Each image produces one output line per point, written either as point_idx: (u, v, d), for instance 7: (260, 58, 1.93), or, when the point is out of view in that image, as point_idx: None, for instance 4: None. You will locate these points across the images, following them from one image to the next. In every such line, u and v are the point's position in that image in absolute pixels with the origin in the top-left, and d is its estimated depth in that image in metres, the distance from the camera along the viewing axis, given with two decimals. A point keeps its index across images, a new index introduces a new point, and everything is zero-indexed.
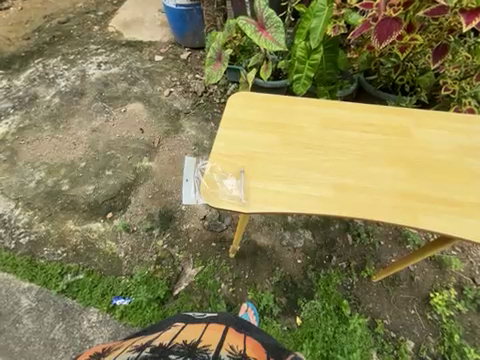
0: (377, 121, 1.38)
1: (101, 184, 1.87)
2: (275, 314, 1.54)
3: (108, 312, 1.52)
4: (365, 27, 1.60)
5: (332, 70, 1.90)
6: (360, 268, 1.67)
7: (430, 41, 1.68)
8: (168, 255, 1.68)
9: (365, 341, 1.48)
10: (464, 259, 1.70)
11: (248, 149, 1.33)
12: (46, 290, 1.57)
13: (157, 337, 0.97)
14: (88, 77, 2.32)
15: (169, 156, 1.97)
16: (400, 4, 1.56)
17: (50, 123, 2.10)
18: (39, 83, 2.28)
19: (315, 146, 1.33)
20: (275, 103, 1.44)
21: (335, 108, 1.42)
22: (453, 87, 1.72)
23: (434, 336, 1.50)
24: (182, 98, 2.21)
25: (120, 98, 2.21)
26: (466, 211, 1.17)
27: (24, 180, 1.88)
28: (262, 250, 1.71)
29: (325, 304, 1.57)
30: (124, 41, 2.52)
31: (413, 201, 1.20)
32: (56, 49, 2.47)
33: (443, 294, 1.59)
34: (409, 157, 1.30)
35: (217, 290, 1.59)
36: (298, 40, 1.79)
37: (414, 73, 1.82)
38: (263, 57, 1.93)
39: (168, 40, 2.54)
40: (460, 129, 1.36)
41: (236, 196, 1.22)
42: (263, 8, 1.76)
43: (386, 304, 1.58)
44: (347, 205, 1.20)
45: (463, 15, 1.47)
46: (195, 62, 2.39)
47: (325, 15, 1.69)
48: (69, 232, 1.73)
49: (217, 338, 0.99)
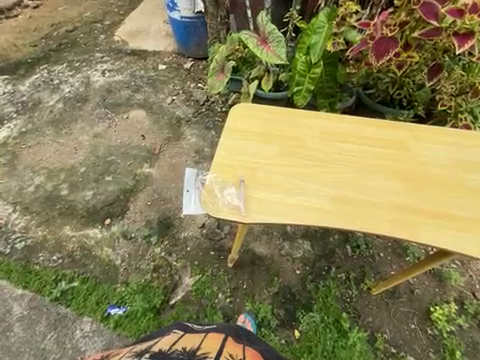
0: (376, 135, 1.40)
1: (100, 189, 1.87)
2: (273, 326, 1.51)
3: (102, 321, 1.49)
4: (363, 44, 1.64)
5: (332, 83, 1.94)
6: (360, 280, 1.65)
7: (425, 59, 1.71)
8: (165, 263, 1.65)
9: (364, 356, 1.45)
10: (464, 273, 1.68)
11: (248, 158, 1.34)
12: (40, 297, 1.54)
13: (154, 344, 0.95)
14: (92, 84, 2.35)
15: (170, 163, 1.98)
16: (396, 24, 1.61)
17: (53, 128, 2.12)
18: (43, 88, 2.32)
19: (314, 157, 1.34)
20: (275, 114, 1.46)
21: (334, 120, 1.45)
22: (449, 103, 1.76)
23: (435, 352, 1.47)
24: (184, 106, 2.24)
25: (123, 105, 2.24)
26: (466, 225, 1.17)
27: (23, 184, 1.88)
28: (260, 260, 1.69)
29: (323, 317, 1.54)
30: (129, 51, 2.58)
31: (412, 213, 1.20)
32: (62, 56, 2.52)
33: (443, 308, 1.56)
34: (407, 171, 1.31)
35: (214, 300, 1.57)
36: (298, 55, 1.84)
37: (411, 88, 1.85)
38: (264, 69, 1.98)
39: (173, 50, 2.59)
40: (458, 144, 1.37)
41: (236, 206, 1.21)
42: (266, 24, 1.81)
43: (386, 318, 1.55)
44: (346, 217, 1.20)
45: (456, 37, 1.52)
46: (198, 72, 2.44)
47: (325, 32, 1.77)
48: (66, 237, 1.71)
49: (216, 346, 0.97)
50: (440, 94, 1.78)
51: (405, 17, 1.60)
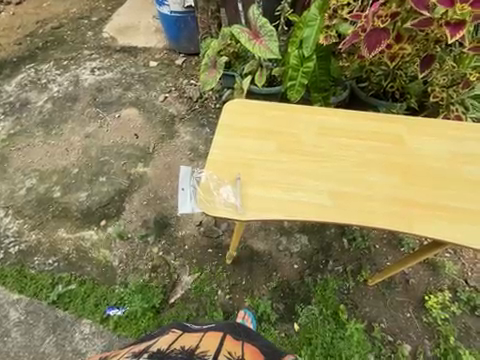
0: (371, 129, 1.40)
1: (94, 191, 1.84)
2: (273, 320, 1.53)
3: (101, 323, 1.48)
4: (355, 38, 1.63)
5: (325, 77, 1.93)
6: (356, 272, 1.67)
7: (417, 51, 1.70)
8: (163, 262, 1.65)
9: (362, 346, 1.48)
10: (456, 261, 1.72)
11: (244, 156, 1.33)
12: (37, 302, 1.52)
13: (153, 344, 0.95)
14: (81, 82, 2.30)
15: (165, 162, 1.95)
16: (388, 15, 1.59)
17: (42, 129, 2.07)
18: (30, 88, 2.25)
19: (310, 153, 1.34)
20: (270, 110, 1.45)
21: (330, 114, 1.44)
22: (441, 95, 1.77)
23: (430, 339, 1.51)
24: (177, 103, 2.21)
25: (114, 103, 2.19)
26: (459, 217, 1.20)
27: (14, 187, 1.84)
28: (258, 256, 1.69)
29: (322, 309, 1.56)
30: (119, 47, 2.52)
31: (407, 206, 1.22)
32: (49, 54, 2.45)
33: (438, 297, 1.60)
34: (402, 164, 1.32)
35: (213, 297, 1.57)
36: (291, 49, 1.82)
37: (404, 80, 1.87)
38: (257, 64, 1.95)
39: (163, 46, 2.54)
40: (451, 136, 1.39)
41: (233, 204, 1.21)
42: (257, 17, 1.78)
43: (382, 308, 1.58)
44: (342, 212, 1.21)
45: (448, 27, 1.50)
46: (190, 68, 2.40)
47: (317, 25, 1.74)
48: (61, 241, 1.68)
49: (215, 344, 0.97)
50: (431, 86, 1.80)
51: (396, 8, 1.58)
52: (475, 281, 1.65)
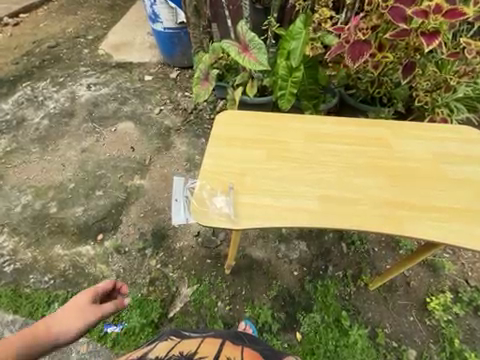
0: (358, 134, 1.44)
1: (90, 205, 1.83)
2: (275, 330, 1.50)
3: (99, 341, 1.44)
4: (340, 48, 1.68)
5: (314, 86, 2.02)
6: (357, 276, 1.67)
7: (398, 59, 1.77)
8: (161, 274, 1.63)
9: (367, 353, 1.45)
10: (456, 261, 1.72)
11: (235, 164, 1.35)
12: (31, 322, 1.48)
13: (151, 351, 0.91)
14: (78, 98, 2.34)
15: (161, 173, 1.97)
16: (368, 27, 1.67)
17: (38, 145, 2.08)
18: (27, 105, 2.29)
19: (301, 160, 1.36)
20: (260, 119, 1.49)
21: (318, 123, 1.48)
22: (426, 99, 1.83)
23: (435, 343, 1.49)
24: (173, 115, 2.26)
25: (110, 118, 2.23)
26: (450, 216, 1.20)
27: (9, 204, 1.83)
28: (258, 264, 1.69)
29: (324, 317, 1.54)
30: (114, 63, 2.59)
31: (396, 208, 1.23)
32: (46, 73, 2.50)
33: (439, 298, 1.59)
34: (391, 166, 1.34)
35: (213, 309, 1.54)
36: (279, 60, 1.89)
37: (390, 86, 1.92)
38: (248, 75, 2.03)
39: (158, 61, 2.62)
40: (438, 139, 1.43)
41: (226, 213, 1.20)
42: (246, 32, 1.85)
43: (385, 312, 1.57)
44: (333, 215, 1.21)
45: (423, 37, 1.56)
46: (184, 81, 2.47)
47: (303, 37, 1.81)
48: (57, 257, 1.66)
49: (214, 350, 0.93)
50: (416, 91, 1.86)
51: (376, 21, 1.67)
52: (475, 281, 1.65)
